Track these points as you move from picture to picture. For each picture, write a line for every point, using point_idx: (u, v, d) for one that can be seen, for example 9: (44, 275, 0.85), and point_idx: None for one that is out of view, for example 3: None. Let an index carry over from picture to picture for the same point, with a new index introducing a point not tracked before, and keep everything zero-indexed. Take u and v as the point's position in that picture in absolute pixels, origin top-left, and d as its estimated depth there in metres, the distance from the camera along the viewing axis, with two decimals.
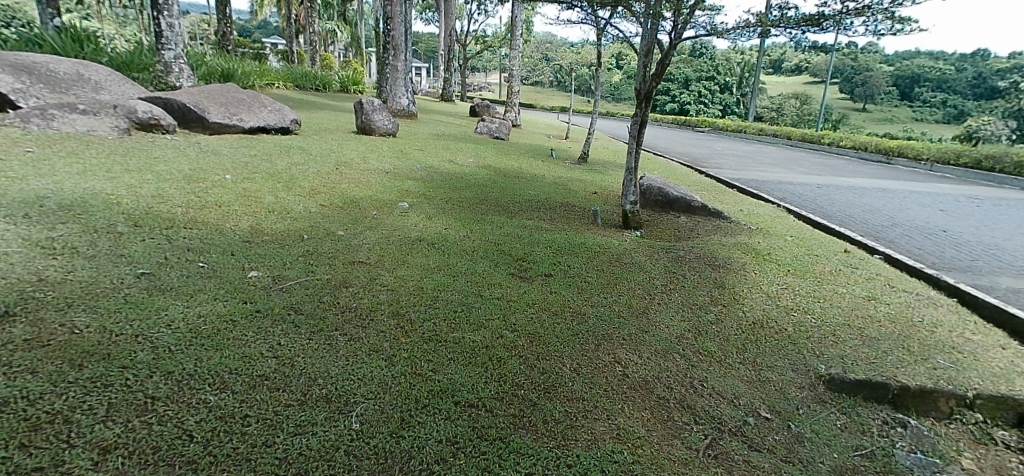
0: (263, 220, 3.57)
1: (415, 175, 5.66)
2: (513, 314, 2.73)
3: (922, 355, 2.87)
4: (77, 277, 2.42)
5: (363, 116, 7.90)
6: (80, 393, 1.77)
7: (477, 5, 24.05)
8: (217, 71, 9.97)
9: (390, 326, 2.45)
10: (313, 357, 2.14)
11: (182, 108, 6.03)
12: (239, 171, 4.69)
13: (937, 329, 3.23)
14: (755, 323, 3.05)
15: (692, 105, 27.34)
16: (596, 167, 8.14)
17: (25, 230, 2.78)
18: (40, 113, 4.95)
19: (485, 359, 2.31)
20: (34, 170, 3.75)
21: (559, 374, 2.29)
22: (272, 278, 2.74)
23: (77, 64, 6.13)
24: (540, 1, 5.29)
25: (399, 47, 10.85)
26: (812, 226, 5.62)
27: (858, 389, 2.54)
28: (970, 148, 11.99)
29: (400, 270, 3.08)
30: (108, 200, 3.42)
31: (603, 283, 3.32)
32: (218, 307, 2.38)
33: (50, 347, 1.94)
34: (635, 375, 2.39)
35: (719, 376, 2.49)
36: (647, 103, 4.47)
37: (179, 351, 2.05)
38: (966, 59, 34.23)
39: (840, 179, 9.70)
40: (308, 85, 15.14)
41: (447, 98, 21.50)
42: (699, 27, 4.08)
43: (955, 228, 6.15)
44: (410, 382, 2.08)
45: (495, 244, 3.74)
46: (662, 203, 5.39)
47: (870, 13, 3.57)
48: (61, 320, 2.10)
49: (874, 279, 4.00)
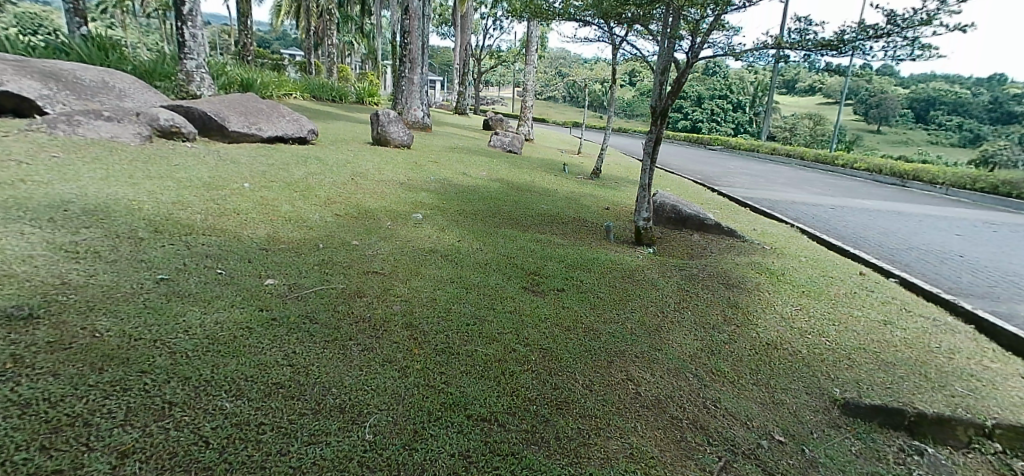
0: (280, 229, 3.61)
1: (429, 187, 5.71)
2: (526, 329, 2.72)
3: (940, 382, 2.83)
4: (99, 281, 2.47)
5: (379, 128, 7.99)
6: (99, 396, 1.79)
7: (493, 20, 24.41)
8: (237, 81, 10.15)
9: (403, 337, 2.46)
10: (327, 366, 2.15)
11: (203, 116, 6.14)
12: (257, 179, 4.76)
13: (955, 355, 3.19)
14: (768, 344, 3.04)
15: (704, 123, 27.39)
16: (609, 182, 8.16)
17: (50, 234, 2.84)
18: (66, 120, 5.07)
19: (498, 373, 2.31)
20: (59, 175, 3.83)
21: (572, 390, 2.28)
22: (289, 286, 2.77)
23: (103, 72, 6.26)
24: (557, 19, 5.36)
25: (417, 60, 11.17)
26: (826, 247, 5.58)
27: (874, 415, 2.51)
28: (986, 174, 11.89)
29: (414, 282, 3.09)
30: (130, 205, 3.48)
31: (615, 300, 3.31)
32: (235, 314, 2.40)
33: (71, 351, 1.97)
34: (647, 394, 2.37)
35: (733, 397, 2.47)
36: (662, 120, 4.48)
37: (197, 357, 2.07)
38: (981, 84, 34.02)
39: (855, 201, 9.62)
40: (324, 96, 15.41)
41: (461, 111, 21.77)
42: (716, 48, 4.11)
43: (972, 254, 6.07)
44: (424, 394, 2.09)
45: (509, 258, 3.75)
46: (674, 220, 5.39)
47: (889, 38, 3.57)
48: (83, 323, 2.14)
49: (890, 303, 3.95)
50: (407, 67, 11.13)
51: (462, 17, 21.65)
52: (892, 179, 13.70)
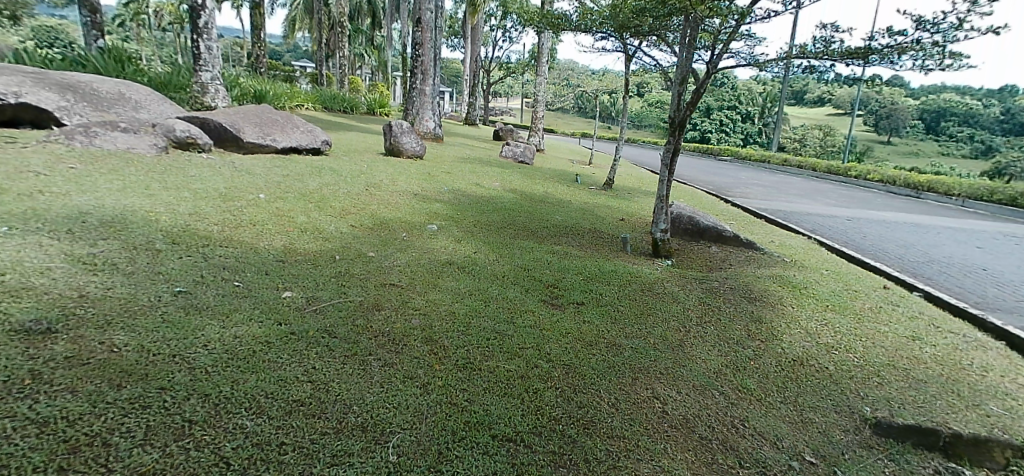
0: (296, 240, 3.59)
1: (443, 198, 5.68)
2: (548, 344, 2.66)
3: (972, 401, 2.75)
4: (117, 294, 2.43)
5: (391, 138, 8.00)
6: (119, 414, 1.74)
7: (502, 31, 24.73)
8: (250, 93, 10.24)
9: (423, 352, 2.41)
10: (347, 383, 2.09)
11: (218, 128, 6.16)
12: (272, 190, 4.74)
13: (988, 373, 3.09)
14: (794, 361, 2.95)
15: (713, 134, 27.35)
16: (622, 193, 8.09)
17: (68, 246, 2.82)
18: (84, 131, 5.09)
19: (521, 390, 2.24)
20: (76, 186, 3.83)
21: (597, 409, 2.21)
22: (306, 299, 2.73)
23: (119, 84, 6.30)
24: (572, 31, 5.35)
25: (429, 71, 11.20)
26: (846, 260, 5.48)
27: (907, 435, 2.42)
28: (1004, 185, 11.73)
29: (432, 294, 3.04)
30: (147, 217, 3.46)
31: (635, 314, 3.24)
32: (254, 329, 2.36)
33: (89, 366, 1.92)
34: (674, 413, 2.30)
35: (760, 415, 2.39)
36: (680, 131, 4.41)
37: (216, 373, 2.02)
38: (993, 95, 33.76)
39: (871, 212, 9.50)
40: (335, 107, 15.54)
41: (470, 122, 21.88)
42: (739, 57, 4.04)
43: (995, 266, 5.96)
44: (447, 412, 2.03)
45: (526, 270, 3.69)
46: (692, 231, 5.31)
47: (919, 48, 3.50)
48: (101, 338, 2.10)
49: (918, 318, 3.85)
50: (418, 79, 11.15)
51: (473, 28, 21.90)
52: (907, 190, 13.55)
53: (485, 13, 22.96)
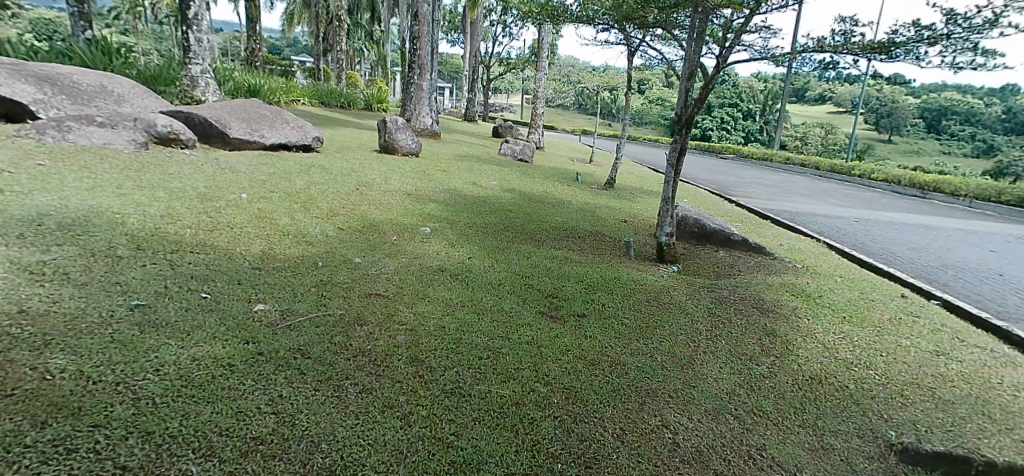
0: (276, 244, 3.34)
1: (437, 198, 5.43)
2: (546, 364, 2.42)
3: (1006, 424, 2.51)
4: (63, 309, 2.19)
5: (385, 135, 7.73)
6: (38, 461, 1.50)
7: (501, 27, 24.46)
8: (243, 87, 9.98)
9: (407, 374, 2.17)
10: (318, 414, 1.85)
11: (203, 122, 5.93)
12: (256, 190, 4.49)
13: (1021, 393, 2.85)
14: (812, 379, 2.71)
15: (714, 132, 27.08)
16: (624, 193, 7.84)
17: (17, 253, 2.57)
18: (56, 125, 4.82)
19: (515, 420, 2.00)
20: (41, 184, 3.58)
21: (600, 443, 1.97)
22: (280, 313, 2.48)
23: (102, 76, 6.05)
24: (574, 23, 5.09)
25: (427, 66, 10.93)
26: (858, 264, 5.25)
27: (937, 463, 2.20)
28: (1012, 185, 11.48)
29: (420, 306, 2.79)
30: (113, 219, 3.21)
31: (641, 327, 2.99)
32: (216, 349, 2.11)
33: (14, 400, 1.68)
34: (687, 445, 2.05)
35: (780, 443, 2.15)
36: (687, 129, 4.16)
37: (164, 405, 1.77)
38: (996, 94, 33.47)
39: (878, 213, 9.25)
40: (332, 103, 15.28)
41: (469, 118, 21.60)
42: (752, 51, 3.78)
43: (1011, 271, 5.73)
44: (429, 450, 1.78)
45: (524, 278, 3.45)
46: (698, 235, 5.07)
47: (949, 41, 3.24)
48: (35, 362, 1.85)
49: (940, 331, 3.61)
50: (415, 74, 10.88)
51: (473, 23, 21.63)
52: (912, 190, 13.30)
53: (485, 8, 22.71)
